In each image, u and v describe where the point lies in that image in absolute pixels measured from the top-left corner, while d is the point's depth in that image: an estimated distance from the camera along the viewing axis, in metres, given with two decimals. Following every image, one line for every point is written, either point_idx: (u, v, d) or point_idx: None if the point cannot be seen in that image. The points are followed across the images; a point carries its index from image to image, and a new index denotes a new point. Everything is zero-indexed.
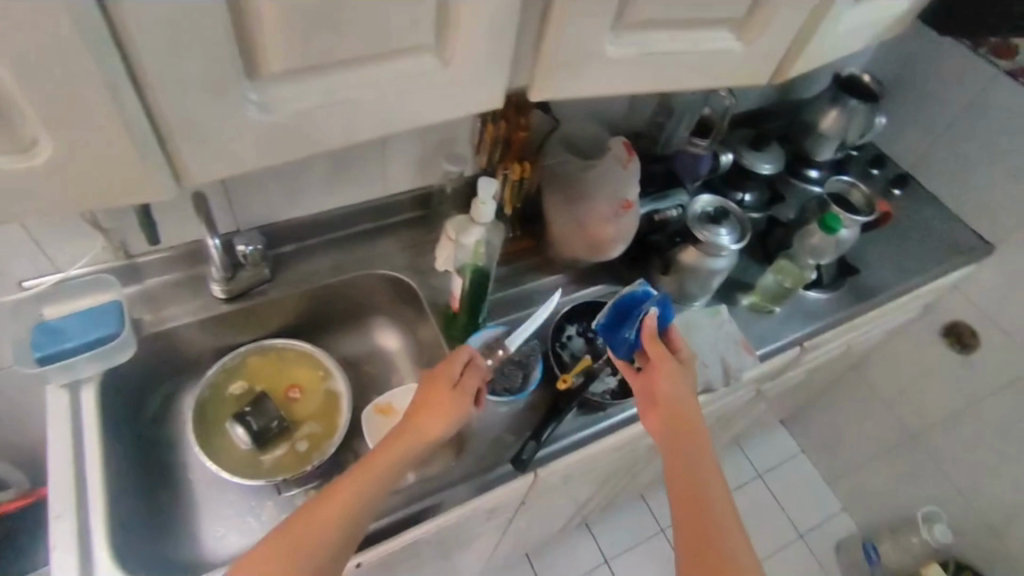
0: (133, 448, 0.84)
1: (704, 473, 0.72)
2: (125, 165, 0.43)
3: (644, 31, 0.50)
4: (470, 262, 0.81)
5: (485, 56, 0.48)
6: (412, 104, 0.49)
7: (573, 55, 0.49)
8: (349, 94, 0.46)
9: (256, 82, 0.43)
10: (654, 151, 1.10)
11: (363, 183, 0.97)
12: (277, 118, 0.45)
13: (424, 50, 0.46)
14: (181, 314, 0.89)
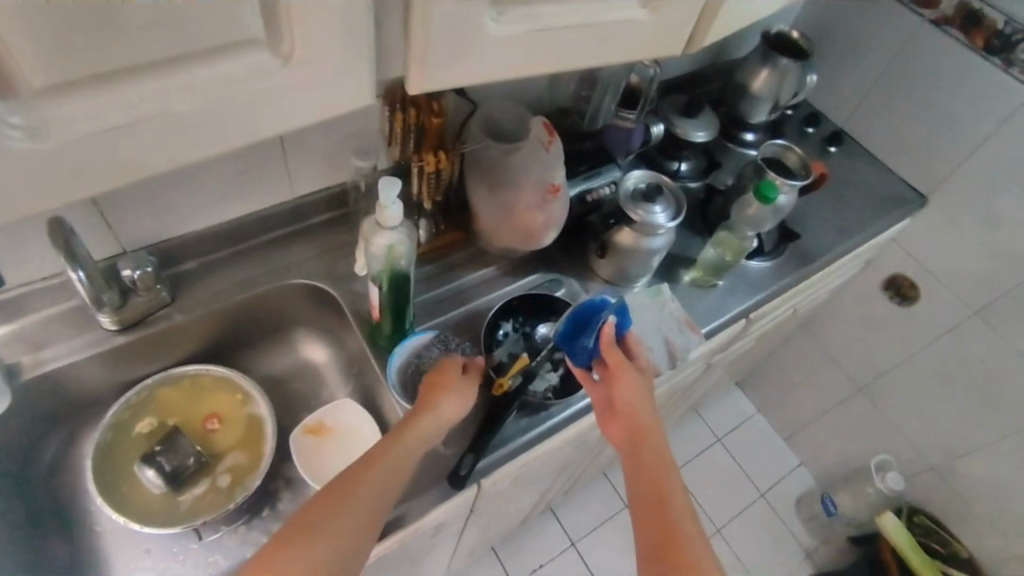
0: (18, 510, 0.75)
1: (667, 482, 0.67)
2: None
3: (531, 5, 0.44)
4: (384, 269, 0.74)
5: (341, 43, 0.40)
6: (262, 107, 0.41)
7: (451, 36, 0.42)
8: (172, 104, 0.38)
9: (15, 103, 0.33)
10: (582, 126, 1.03)
11: (264, 187, 0.88)
12: (53, 146, 0.36)
13: (260, 43, 0.38)
14: (64, 352, 0.79)
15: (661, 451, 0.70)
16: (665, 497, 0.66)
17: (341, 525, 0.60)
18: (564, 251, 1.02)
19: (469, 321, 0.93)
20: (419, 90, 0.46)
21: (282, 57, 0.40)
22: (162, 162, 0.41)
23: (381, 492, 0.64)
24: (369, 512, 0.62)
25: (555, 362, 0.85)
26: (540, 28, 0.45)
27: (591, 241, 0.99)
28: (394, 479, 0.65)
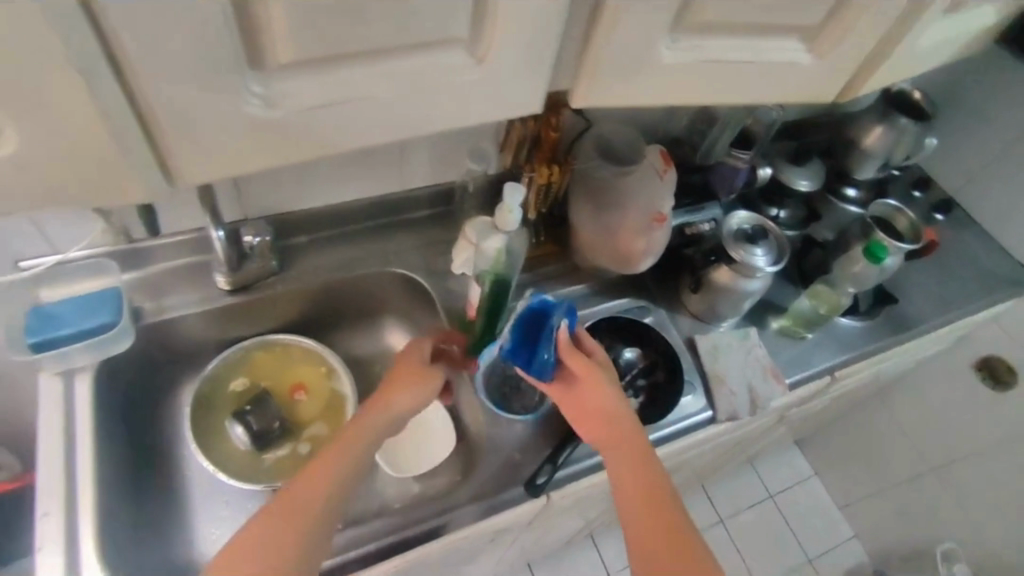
0: (126, 443, 0.80)
1: (654, 479, 0.69)
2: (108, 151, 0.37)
3: (703, 37, 0.45)
4: (490, 271, 0.76)
5: (527, 52, 0.42)
6: (442, 106, 0.44)
7: (625, 56, 0.44)
8: (366, 90, 0.40)
9: (260, 73, 0.37)
10: (693, 160, 1.04)
11: (380, 176, 0.92)
12: (281, 114, 0.39)
13: (459, 43, 0.40)
14: (182, 304, 0.85)
15: (642, 448, 0.71)
16: (654, 496, 0.69)
17: (309, 521, 0.63)
18: (656, 280, 1.03)
19: None
20: (580, 104, 0.48)
21: (476, 59, 0.42)
22: (343, 146, 0.44)
23: (346, 482, 0.66)
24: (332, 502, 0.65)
25: (636, 389, 0.88)
26: (707, 59, 0.46)
27: (686, 274, 0.99)
28: (358, 466, 0.68)
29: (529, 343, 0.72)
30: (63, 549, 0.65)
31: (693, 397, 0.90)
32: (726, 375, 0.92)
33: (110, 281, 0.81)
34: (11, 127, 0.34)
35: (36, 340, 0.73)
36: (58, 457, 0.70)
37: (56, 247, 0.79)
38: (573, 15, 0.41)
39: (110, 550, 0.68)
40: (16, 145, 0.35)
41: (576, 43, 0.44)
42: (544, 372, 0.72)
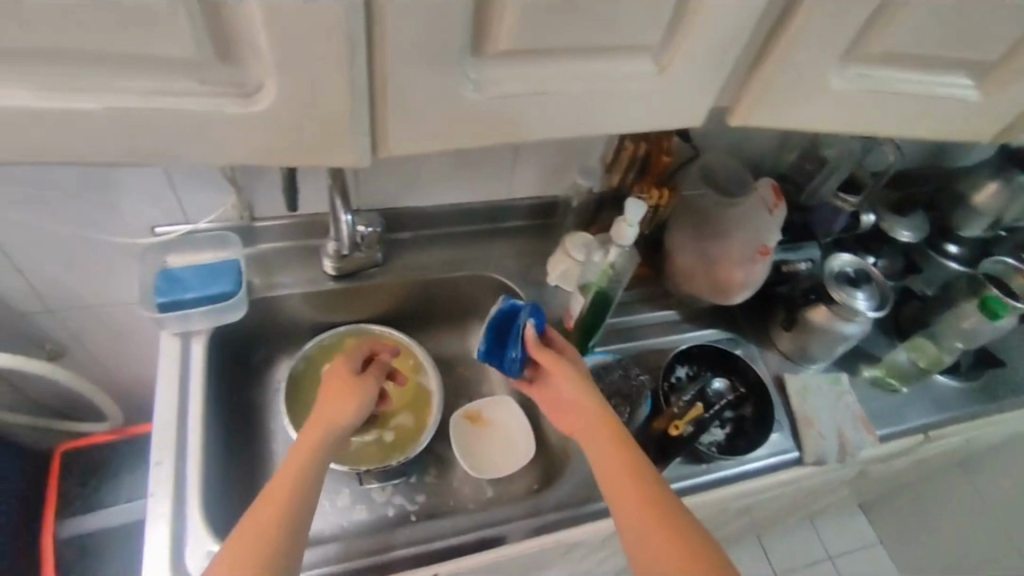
0: (226, 410, 0.85)
1: (634, 463, 0.67)
2: (339, 121, 0.41)
3: (872, 67, 0.48)
4: (597, 282, 0.78)
5: (707, 64, 0.44)
6: (613, 112, 0.46)
7: (801, 72, 0.46)
8: (555, 89, 0.42)
9: (478, 60, 0.40)
10: (795, 199, 1.02)
11: (487, 182, 0.95)
12: (489, 99, 0.42)
13: (648, 52, 0.43)
14: (292, 283, 0.89)
15: (618, 432, 0.70)
16: (637, 481, 0.66)
17: (277, 543, 0.59)
18: (747, 316, 1.01)
19: (640, 357, 0.94)
20: (739, 120, 0.50)
21: (659, 67, 0.44)
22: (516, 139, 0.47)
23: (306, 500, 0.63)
24: (300, 522, 0.62)
25: (723, 420, 0.87)
26: (868, 89, 0.48)
27: (779, 310, 0.97)
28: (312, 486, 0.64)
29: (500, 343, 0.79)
30: (169, 496, 0.71)
31: (780, 436, 0.88)
32: (816, 418, 0.89)
33: (230, 253, 0.86)
34: (269, 82, 0.38)
35: (165, 300, 0.78)
36: (172, 414, 0.76)
37: (188, 216, 0.85)
38: (758, 26, 0.43)
39: (212, 505, 0.73)
40: (272, 100, 0.39)
41: (747, 64, 0.47)
42: (515, 368, 0.78)
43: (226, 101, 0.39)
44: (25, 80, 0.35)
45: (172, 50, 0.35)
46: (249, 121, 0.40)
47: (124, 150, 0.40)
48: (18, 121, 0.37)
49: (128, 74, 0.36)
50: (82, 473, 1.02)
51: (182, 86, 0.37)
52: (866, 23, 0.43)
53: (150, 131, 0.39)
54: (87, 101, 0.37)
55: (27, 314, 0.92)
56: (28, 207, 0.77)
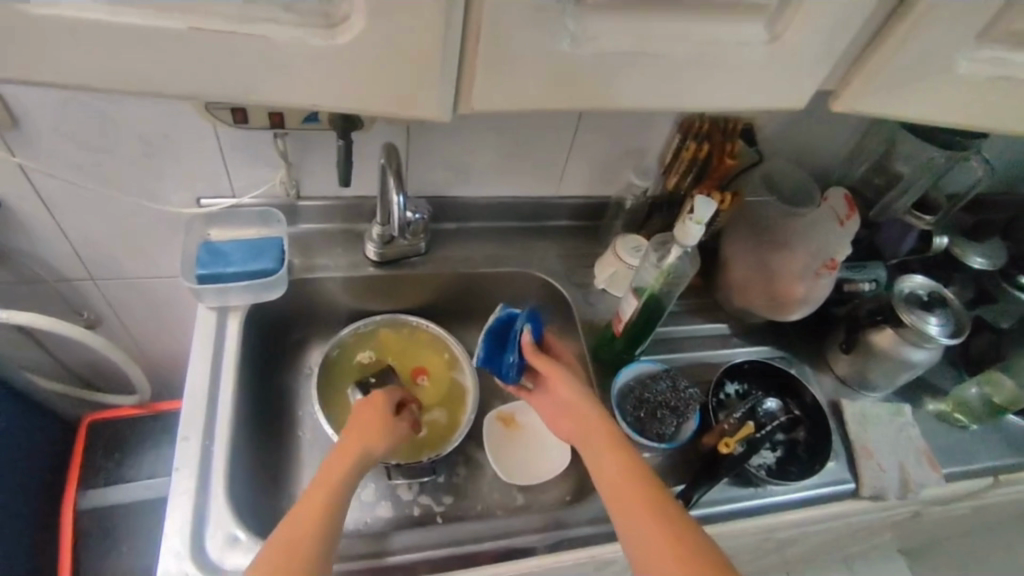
0: (256, 389, 0.83)
1: (630, 465, 0.65)
2: (415, 65, 0.39)
3: (1009, 50, 0.44)
4: (653, 285, 0.74)
5: (818, 33, 0.41)
6: (710, 81, 0.43)
7: (918, 54, 0.43)
8: (665, 47, 0.40)
9: (579, 9, 0.38)
10: (865, 215, 0.95)
11: (538, 178, 0.91)
12: (583, 54, 0.40)
13: (761, 14, 0.40)
14: (332, 266, 0.87)
15: (615, 435, 0.68)
16: (633, 482, 0.63)
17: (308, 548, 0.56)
18: (802, 337, 0.95)
19: (689, 370, 0.89)
20: (839, 108, 0.48)
21: (771, 36, 0.41)
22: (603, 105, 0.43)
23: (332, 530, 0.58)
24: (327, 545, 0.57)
25: (773, 443, 0.81)
26: (1001, 74, 0.44)
27: (838, 330, 0.91)
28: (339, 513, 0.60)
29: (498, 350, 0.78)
30: (194, 468, 0.68)
31: (836, 465, 0.82)
32: (875, 448, 0.83)
33: (273, 231, 0.85)
34: (357, 13, 0.36)
35: (206, 271, 0.76)
36: (204, 386, 0.74)
37: (234, 190, 0.83)
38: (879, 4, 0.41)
39: (236, 489, 0.70)
40: (355, 36, 0.37)
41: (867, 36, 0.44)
42: (512, 375, 0.77)
43: (307, 30, 0.37)
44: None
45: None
46: (327, 57, 0.38)
47: (193, 83, 0.39)
48: (95, 40, 0.35)
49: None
50: (106, 441, 1.01)
51: (270, 14, 0.36)
52: (1003, 6, 0.40)
53: (222, 64, 0.37)
54: (168, 20, 0.35)
55: (69, 278, 0.91)
56: (82, 169, 0.76)
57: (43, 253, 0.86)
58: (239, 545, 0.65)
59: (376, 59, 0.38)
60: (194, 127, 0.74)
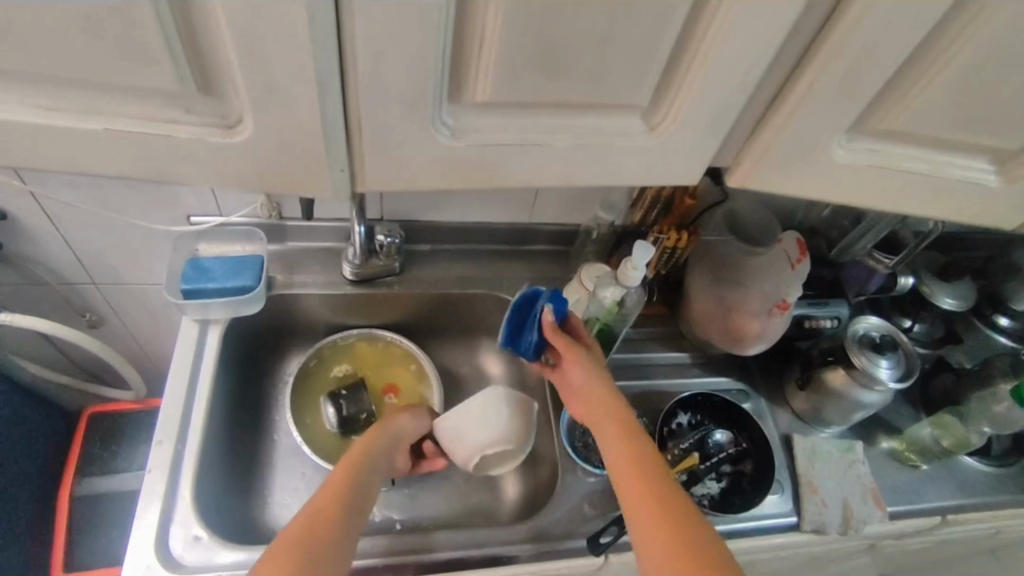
0: (235, 395, 0.89)
1: (647, 459, 0.65)
2: (311, 148, 0.41)
3: (883, 143, 0.48)
4: (603, 317, 0.80)
5: (705, 122, 0.44)
6: (614, 162, 0.45)
7: (809, 139, 0.46)
8: (541, 136, 0.43)
9: (455, 106, 0.40)
10: (826, 254, 0.97)
11: (510, 207, 0.95)
12: (465, 147, 0.42)
13: (638, 110, 0.43)
14: (310, 282, 0.92)
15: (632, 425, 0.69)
16: (643, 467, 0.64)
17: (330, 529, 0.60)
18: (761, 369, 0.98)
19: (644, 397, 0.92)
20: (750, 180, 0.51)
21: (650, 126, 0.44)
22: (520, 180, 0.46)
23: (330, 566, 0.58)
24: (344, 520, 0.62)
25: (720, 473, 0.84)
26: (876, 164, 0.49)
27: (795, 368, 0.94)
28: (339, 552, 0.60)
29: (519, 327, 0.78)
30: (165, 470, 0.74)
31: (780, 498, 0.85)
32: (820, 485, 0.86)
33: (256, 248, 0.89)
34: (247, 117, 0.38)
35: (188, 287, 0.82)
36: (182, 391, 0.80)
37: (221, 209, 0.89)
38: (760, 91, 0.45)
39: (204, 489, 0.76)
40: (251, 134, 0.39)
41: (755, 115, 0.48)
42: (531, 354, 0.77)
43: (207, 130, 0.39)
44: (54, 102, 0.37)
45: (150, 82, 0.36)
46: (233, 154, 0.40)
47: (124, 164, 0.41)
48: (52, 129, 0.38)
49: (121, 105, 0.38)
50: (103, 435, 1.06)
51: (171, 115, 0.38)
52: (875, 97, 0.44)
53: (156, 152, 0.40)
54: (86, 123, 0.38)
55: (71, 282, 0.98)
56: (77, 187, 0.82)
57: (46, 260, 0.93)
58: (200, 543, 0.70)
59: (276, 143, 0.40)
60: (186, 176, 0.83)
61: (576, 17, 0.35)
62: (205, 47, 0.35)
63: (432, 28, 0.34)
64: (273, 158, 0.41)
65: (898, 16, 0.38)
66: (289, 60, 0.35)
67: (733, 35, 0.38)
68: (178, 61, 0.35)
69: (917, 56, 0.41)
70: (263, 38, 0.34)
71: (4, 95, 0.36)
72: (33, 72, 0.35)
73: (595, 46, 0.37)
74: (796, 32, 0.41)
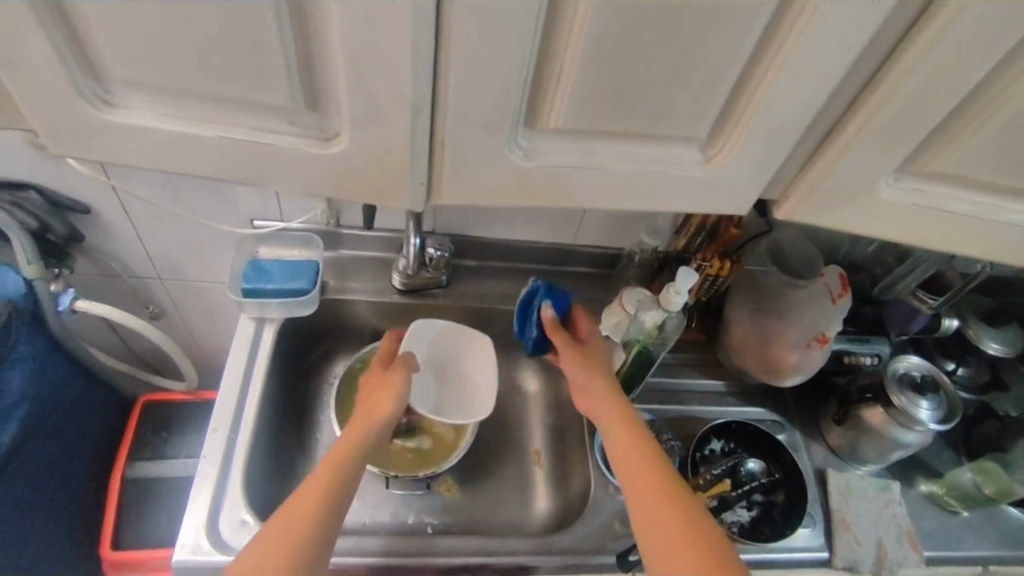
0: (284, 392, 0.93)
1: (656, 464, 0.67)
2: (394, 163, 0.44)
3: (932, 183, 0.50)
4: (643, 341, 0.80)
5: (759, 156, 0.46)
6: (670, 190, 0.48)
7: (859, 176, 0.48)
8: (602, 161, 0.46)
9: (529, 131, 0.44)
10: (869, 291, 0.97)
11: (555, 228, 0.99)
12: (533, 167, 0.45)
13: (696, 141, 0.46)
14: (361, 289, 0.96)
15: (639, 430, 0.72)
16: (661, 475, 0.66)
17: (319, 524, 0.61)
18: (797, 401, 0.98)
19: (680, 422, 0.93)
20: (796, 212, 0.53)
21: (706, 157, 0.47)
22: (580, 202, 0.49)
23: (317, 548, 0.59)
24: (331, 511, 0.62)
25: (750, 502, 0.84)
26: (926, 204, 0.50)
27: (831, 404, 0.94)
28: (327, 534, 0.61)
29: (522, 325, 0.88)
30: (218, 457, 0.78)
31: (811, 532, 0.84)
32: (853, 522, 0.85)
33: (313, 253, 0.94)
34: (344, 131, 0.42)
35: (249, 286, 0.87)
36: (237, 384, 0.84)
37: (284, 215, 0.95)
38: (814, 130, 0.48)
39: (252, 478, 0.80)
40: (345, 146, 0.43)
41: (808, 152, 0.50)
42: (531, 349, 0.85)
43: (307, 141, 0.43)
44: (178, 111, 0.42)
45: (267, 97, 0.40)
46: (324, 164, 0.44)
47: (226, 169, 0.45)
48: (172, 134, 0.43)
49: (237, 116, 0.42)
50: (155, 422, 1.11)
51: (277, 127, 0.43)
52: (925, 141, 0.46)
53: (257, 160, 0.44)
54: (204, 130, 0.42)
55: (139, 276, 1.04)
56: (157, 188, 0.88)
57: (120, 254, 0.99)
58: (246, 529, 0.74)
59: (362, 157, 0.44)
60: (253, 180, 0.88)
61: (648, 55, 0.38)
62: (316, 68, 0.39)
63: (514, 60, 0.38)
64: (357, 170, 0.45)
65: (952, 65, 0.40)
66: (387, 86, 0.39)
67: (792, 75, 0.40)
68: (293, 80, 0.39)
69: (969, 104, 0.43)
70: (366, 64, 0.38)
71: (137, 103, 0.41)
72: (165, 85, 0.40)
73: (662, 80, 0.40)
74: (852, 75, 0.43)
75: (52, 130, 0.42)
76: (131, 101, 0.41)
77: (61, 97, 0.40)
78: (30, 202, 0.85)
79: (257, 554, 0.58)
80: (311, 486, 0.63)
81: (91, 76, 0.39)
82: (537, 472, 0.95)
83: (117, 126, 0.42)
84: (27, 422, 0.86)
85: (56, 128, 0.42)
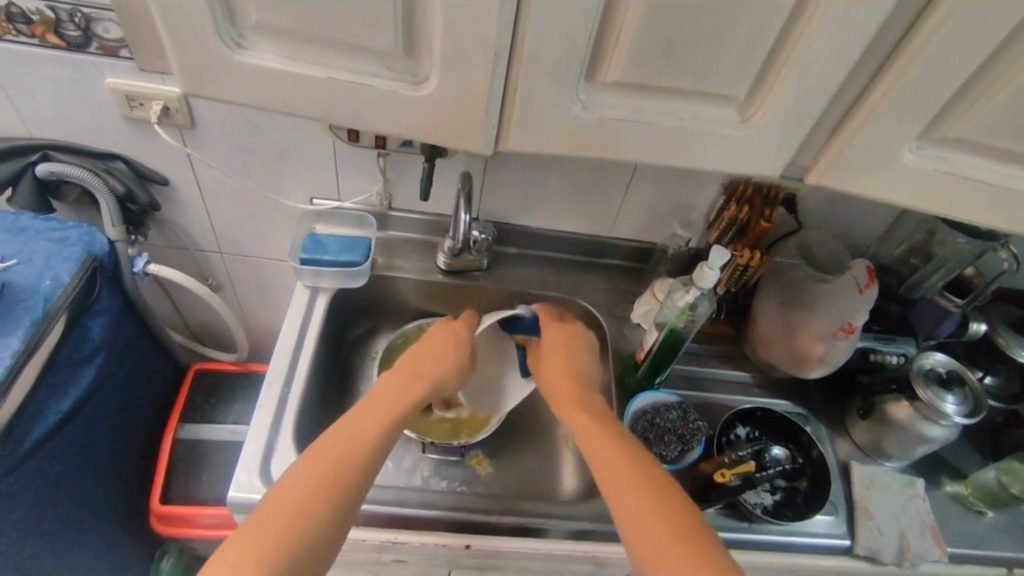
0: (330, 358, 0.99)
1: (635, 462, 0.66)
2: (468, 109, 0.51)
3: (948, 152, 0.54)
4: (674, 321, 0.84)
5: (794, 118, 0.51)
6: (709, 148, 0.54)
7: (883, 143, 0.53)
8: (651, 117, 0.51)
9: (589, 85, 0.50)
10: (896, 290, 1.00)
11: (593, 219, 1.04)
12: (592, 118, 0.51)
13: (734, 102, 0.51)
14: (408, 267, 1.02)
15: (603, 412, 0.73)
16: (641, 469, 0.65)
17: (350, 478, 0.62)
18: (822, 395, 1.00)
19: (705, 408, 0.96)
20: (823, 182, 0.58)
21: (743, 118, 0.52)
22: (629, 156, 0.55)
23: (357, 492, 0.62)
24: (365, 477, 0.63)
25: (773, 486, 0.87)
26: (942, 169, 0.54)
27: (856, 399, 0.96)
28: (358, 492, 0.62)
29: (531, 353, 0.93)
30: (272, 407, 0.84)
31: (833, 519, 0.86)
32: (876, 512, 0.86)
33: (366, 232, 1.01)
34: (431, 77, 0.49)
35: (305, 256, 0.94)
36: (291, 344, 0.91)
37: (340, 195, 1.02)
38: (843, 94, 0.53)
39: (302, 431, 0.85)
40: (431, 91, 0.50)
41: (838, 119, 0.55)
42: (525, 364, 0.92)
43: (400, 87, 0.50)
44: (295, 54, 0.49)
45: (371, 41, 0.47)
46: (411, 105, 0.51)
47: (324, 110, 0.52)
48: (285, 80, 0.50)
49: (343, 61, 0.49)
50: (207, 388, 1.19)
51: (376, 72, 0.50)
52: (943, 108, 0.50)
53: (353, 100, 0.51)
54: (315, 72, 0.49)
55: (203, 249, 1.12)
56: (231, 161, 0.96)
57: (189, 226, 1.08)
58: None
59: (442, 102, 0.50)
60: (317, 157, 0.95)
61: (698, 13, 0.44)
62: (411, 17, 0.46)
63: (582, 16, 0.44)
64: (433, 116, 0.52)
65: (969, 33, 0.45)
66: (472, 37, 0.45)
67: (823, 41, 0.45)
68: (397, 28, 0.46)
69: (985, 72, 0.48)
70: (456, 15, 0.44)
71: (264, 49, 0.49)
72: (288, 29, 0.47)
73: (709, 40, 0.46)
74: (879, 43, 0.48)
75: (186, 72, 0.50)
76: (253, 48, 0.49)
77: (197, 41, 0.47)
78: (118, 171, 0.94)
79: (295, 496, 0.59)
80: (348, 446, 0.64)
81: (227, 21, 0.47)
82: (566, 450, 0.99)
83: (241, 66, 0.49)
84: (102, 370, 0.94)
85: (188, 69, 0.49)
